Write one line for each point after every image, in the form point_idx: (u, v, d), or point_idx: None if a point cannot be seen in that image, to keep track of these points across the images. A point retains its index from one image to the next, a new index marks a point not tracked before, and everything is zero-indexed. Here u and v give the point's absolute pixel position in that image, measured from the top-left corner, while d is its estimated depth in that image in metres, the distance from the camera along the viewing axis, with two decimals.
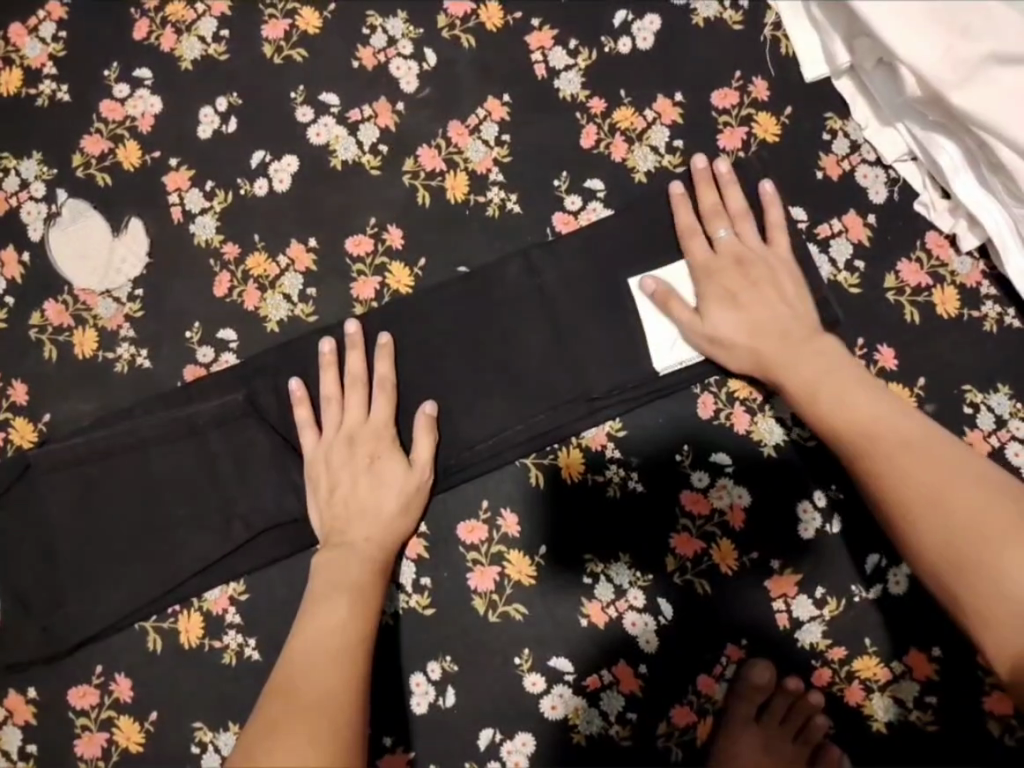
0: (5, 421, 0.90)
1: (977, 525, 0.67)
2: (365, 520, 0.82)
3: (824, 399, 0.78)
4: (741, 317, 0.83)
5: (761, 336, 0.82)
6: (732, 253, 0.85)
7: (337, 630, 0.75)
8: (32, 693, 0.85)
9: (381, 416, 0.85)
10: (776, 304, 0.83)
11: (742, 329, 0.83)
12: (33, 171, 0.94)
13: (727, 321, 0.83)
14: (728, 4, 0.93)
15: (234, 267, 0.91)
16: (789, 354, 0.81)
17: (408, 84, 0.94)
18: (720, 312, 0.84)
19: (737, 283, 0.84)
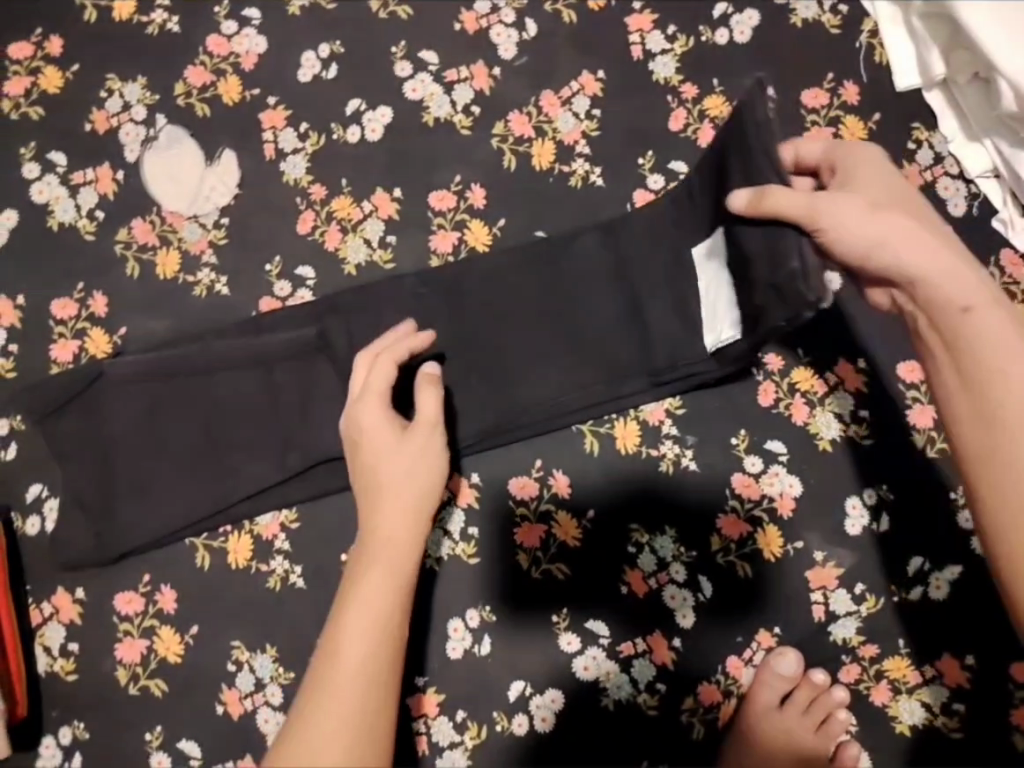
0: (82, 331, 0.92)
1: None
2: (372, 494, 0.74)
3: (992, 361, 0.65)
4: (890, 211, 0.69)
5: (945, 258, 0.68)
6: (879, 165, 0.76)
7: (347, 672, 0.66)
8: (80, 593, 0.88)
9: (383, 385, 0.78)
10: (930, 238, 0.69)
11: (920, 226, 0.69)
12: (135, 96, 0.97)
13: (894, 217, 0.69)
14: (827, 9, 0.95)
15: (319, 207, 0.94)
16: (963, 286, 0.67)
17: (506, 52, 0.96)
18: (875, 204, 0.71)
19: (881, 184, 0.74)
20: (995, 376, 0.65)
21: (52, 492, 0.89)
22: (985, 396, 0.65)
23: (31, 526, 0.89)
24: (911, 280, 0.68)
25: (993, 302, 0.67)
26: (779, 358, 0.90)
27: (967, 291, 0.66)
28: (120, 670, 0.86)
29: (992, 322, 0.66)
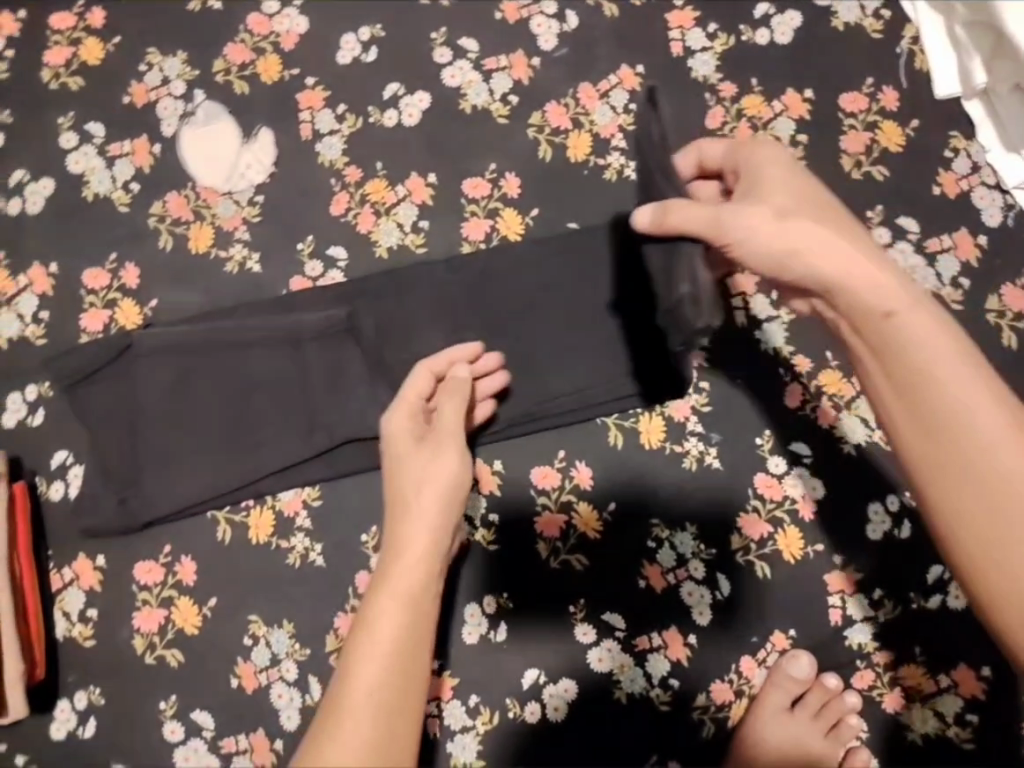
0: (113, 301, 0.93)
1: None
2: (401, 499, 0.75)
3: (924, 369, 0.58)
4: (799, 214, 0.62)
5: (857, 255, 0.60)
6: (786, 161, 0.68)
7: (365, 700, 0.63)
8: (100, 561, 0.88)
9: (420, 394, 0.82)
10: (839, 239, 0.61)
11: (831, 228, 0.61)
12: (175, 70, 0.97)
13: (806, 219, 0.61)
14: (870, 13, 0.95)
15: (353, 189, 0.94)
16: (883, 286, 0.59)
17: (546, 43, 0.96)
18: (784, 206, 0.63)
19: (790, 182, 0.65)
20: (930, 384, 0.58)
21: (77, 459, 0.90)
22: (924, 409, 0.58)
23: (55, 492, 0.89)
24: (830, 290, 0.61)
25: (914, 298, 0.59)
26: (807, 361, 0.90)
27: (888, 294, 0.59)
28: (138, 638, 0.87)
29: (918, 325, 0.58)
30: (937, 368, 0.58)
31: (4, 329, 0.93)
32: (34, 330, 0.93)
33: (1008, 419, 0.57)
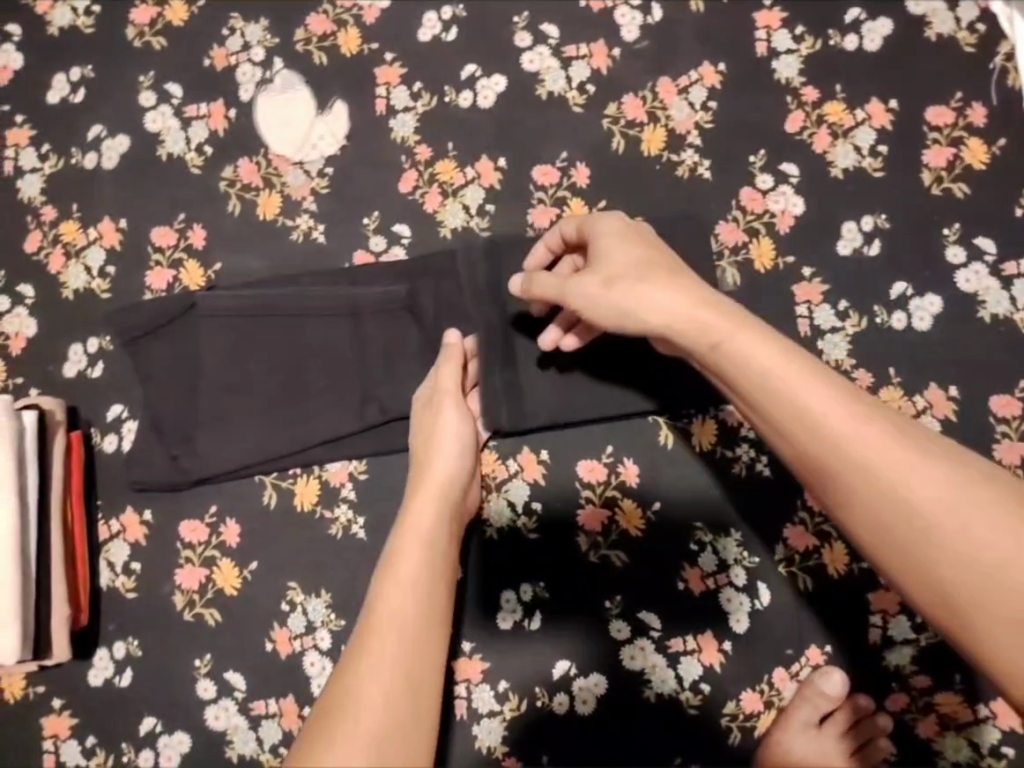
0: (178, 261, 0.94)
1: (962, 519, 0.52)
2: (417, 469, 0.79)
3: (774, 384, 0.58)
4: (627, 276, 0.68)
5: (678, 301, 0.64)
6: (622, 228, 0.74)
7: (389, 623, 0.65)
8: (147, 515, 0.89)
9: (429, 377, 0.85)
10: (657, 289, 0.66)
11: (662, 286, 0.66)
12: (256, 37, 0.97)
13: (631, 279, 0.68)
14: (964, 25, 0.92)
15: (423, 168, 0.94)
16: (709, 323, 0.62)
17: (629, 34, 0.95)
18: (616, 271, 0.70)
19: (627, 249, 0.71)
20: (784, 397, 0.58)
21: (132, 413, 0.91)
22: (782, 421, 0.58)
23: (108, 444, 0.91)
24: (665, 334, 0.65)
25: (748, 325, 0.61)
26: (868, 375, 0.88)
27: (728, 326, 0.61)
28: (178, 595, 0.88)
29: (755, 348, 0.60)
30: (783, 380, 0.58)
31: (71, 280, 0.94)
32: (101, 283, 0.94)
33: (864, 414, 0.56)
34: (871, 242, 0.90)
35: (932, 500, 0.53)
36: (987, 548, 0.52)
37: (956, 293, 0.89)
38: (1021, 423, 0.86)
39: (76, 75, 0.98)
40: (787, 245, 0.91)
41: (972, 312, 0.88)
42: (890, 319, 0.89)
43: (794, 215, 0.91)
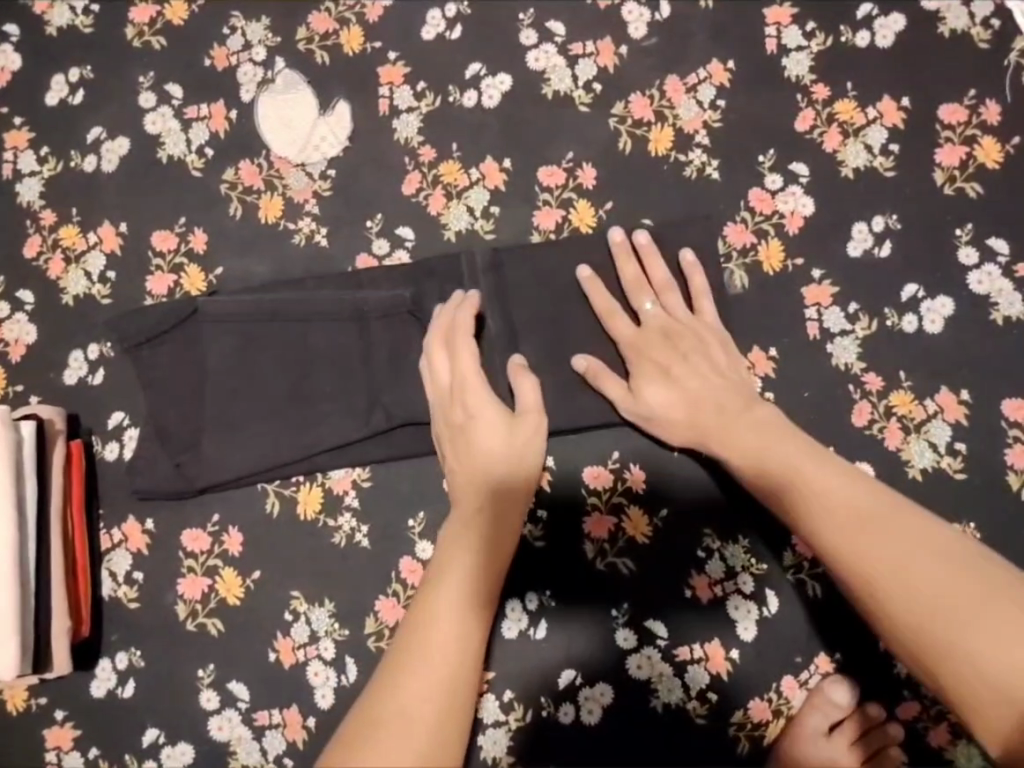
0: (179, 266, 0.93)
1: (958, 601, 0.65)
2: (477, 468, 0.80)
3: (789, 475, 0.74)
4: (684, 379, 0.82)
5: (707, 398, 0.81)
6: (683, 323, 0.85)
7: (440, 633, 0.72)
8: (150, 524, 0.89)
9: (469, 368, 0.82)
10: (702, 386, 0.82)
11: (675, 409, 0.82)
12: (257, 36, 0.96)
13: (688, 378, 0.82)
14: (978, 21, 0.90)
15: (427, 169, 0.93)
16: (727, 412, 0.80)
17: (636, 31, 0.93)
18: (676, 373, 0.83)
19: (690, 347, 0.83)
20: (790, 472, 0.75)
21: (134, 421, 0.90)
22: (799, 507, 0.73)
23: (109, 451, 0.90)
24: (694, 425, 0.82)
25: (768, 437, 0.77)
26: (879, 378, 0.87)
27: (747, 443, 0.78)
28: (181, 605, 0.87)
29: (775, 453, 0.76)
30: (803, 476, 0.74)
31: (71, 286, 0.93)
32: (101, 288, 0.93)
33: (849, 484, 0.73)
34: (882, 244, 0.89)
35: (930, 584, 0.66)
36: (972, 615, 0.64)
37: (968, 295, 0.87)
38: None
39: (75, 76, 0.97)
40: (797, 247, 0.89)
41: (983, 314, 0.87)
42: (901, 321, 0.88)
43: (803, 215, 0.89)
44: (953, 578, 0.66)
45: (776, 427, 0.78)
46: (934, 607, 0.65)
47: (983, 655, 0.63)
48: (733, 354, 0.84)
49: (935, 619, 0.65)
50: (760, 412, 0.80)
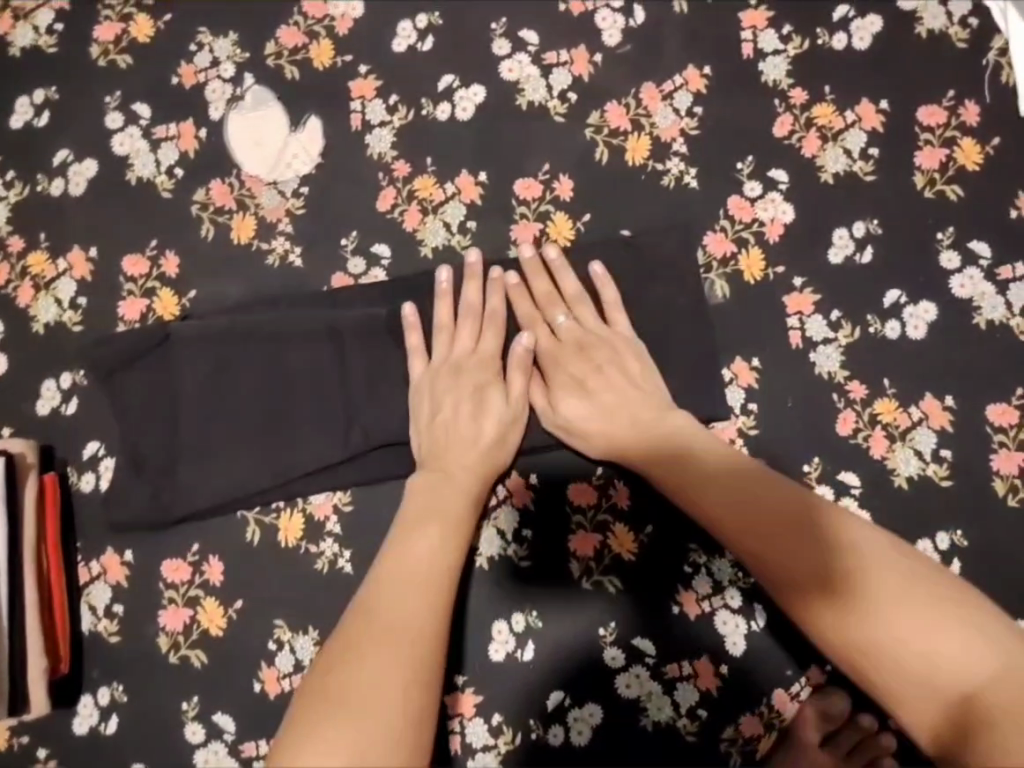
0: (151, 290, 0.91)
1: (883, 599, 0.65)
2: (461, 447, 0.81)
3: (719, 483, 0.75)
4: (601, 393, 0.82)
5: (626, 411, 0.81)
6: (597, 332, 0.84)
7: (404, 581, 0.73)
8: (128, 557, 0.88)
9: (489, 348, 0.84)
10: (621, 398, 0.82)
11: (593, 421, 0.82)
12: (225, 52, 0.94)
13: (603, 392, 0.82)
14: (956, 20, 0.89)
15: (401, 185, 0.91)
16: (644, 424, 0.80)
17: (610, 38, 0.92)
18: (593, 387, 0.82)
19: (604, 359, 0.83)
20: (721, 480, 0.75)
21: (109, 450, 0.88)
22: (742, 513, 0.73)
23: (86, 482, 0.89)
24: (609, 438, 0.81)
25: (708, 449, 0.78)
26: (863, 386, 0.86)
27: (674, 454, 0.78)
28: (163, 637, 0.86)
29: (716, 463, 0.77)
30: (736, 482, 0.75)
31: (42, 314, 0.92)
32: (72, 315, 0.91)
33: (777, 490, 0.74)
34: (863, 250, 0.88)
35: (874, 588, 0.65)
36: (896, 607, 0.64)
37: (951, 299, 0.86)
38: (1019, 432, 0.84)
39: (39, 97, 0.95)
40: (777, 255, 0.88)
41: (967, 318, 0.86)
42: (884, 328, 0.87)
43: (784, 223, 0.88)
44: (899, 578, 0.66)
45: (715, 441, 0.79)
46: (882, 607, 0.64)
47: (930, 650, 0.62)
48: (648, 363, 0.84)
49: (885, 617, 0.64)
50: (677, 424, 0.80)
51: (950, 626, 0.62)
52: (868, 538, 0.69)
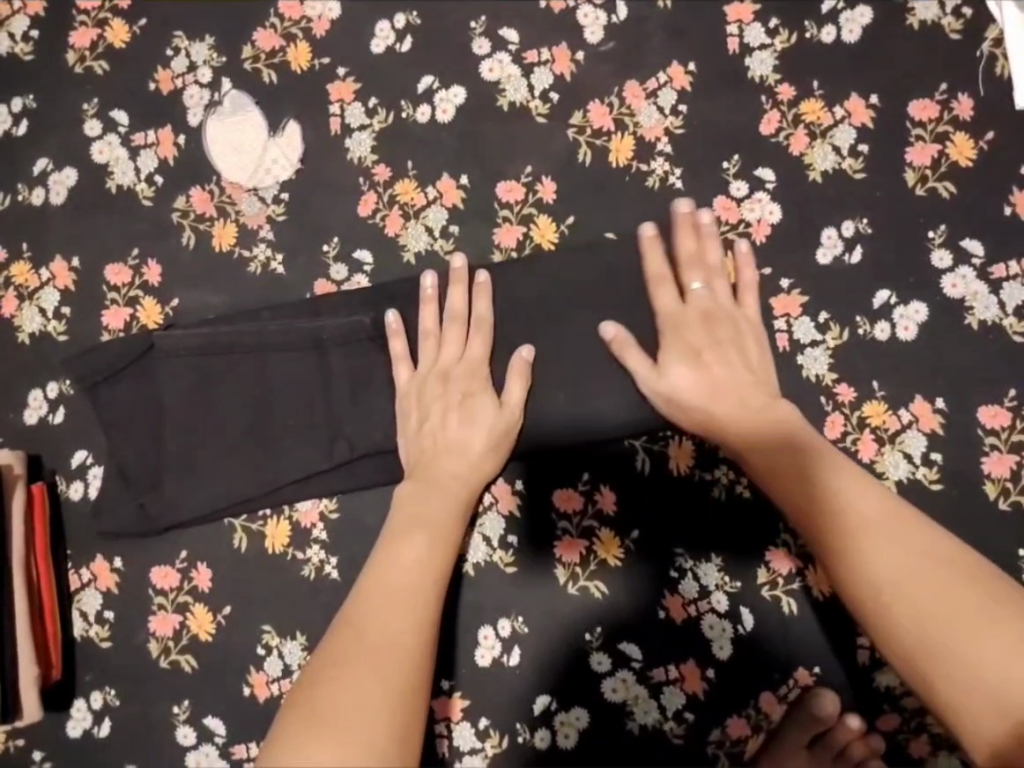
0: (134, 299, 0.91)
1: (959, 607, 0.63)
2: (452, 456, 0.81)
3: (808, 473, 0.74)
4: (714, 370, 0.81)
5: (736, 392, 0.80)
6: (730, 313, 0.83)
7: (389, 590, 0.73)
8: (118, 563, 0.88)
9: (475, 355, 0.84)
10: (734, 378, 0.80)
11: (697, 392, 0.80)
12: (202, 56, 0.93)
13: (719, 367, 0.81)
14: (948, 10, 0.87)
15: (382, 189, 0.90)
16: (751, 405, 0.79)
17: (592, 35, 0.90)
18: (710, 362, 0.81)
19: (728, 339, 0.82)
20: (808, 469, 0.75)
21: (96, 459, 0.89)
22: (827, 502, 0.73)
23: (74, 491, 0.89)
24: (711, 411, 0.79)
25: (778, 439, 0.77)
26: (851, 389, 0.85)
27: (767, 437, 0.77)
28: (153, 642, 0.87)
29: (779, 458, 0.76)
30: (822, 473, 0.74)
31: (26, 323, 0.92)
32: (56, 325, 0.91)
33: (868, 490, 0.73)
34: (852, 249, 0.86)
35: (950, 593, 0.64)
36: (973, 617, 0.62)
37: (942, 299, 0.85)
38: (1010, 434, 0.83)
39: (18, 106, 0.94)
40: (764, 257, 0.86)
41: (958, 318, 0.84)
42: (873, 329, 0.85)
43: (770, 223, 0.87)
44: (983, 599, 0.64)
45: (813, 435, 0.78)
46: (932, 617, 0.64)
47: (1003, 662, 0.60)
48: (767, 356, 0.83)
49: (939, 623, 0.63)
50: (776, 414, 0.78)
51: (1001, 640, 0.61)
52: (953, 553, 0.68)
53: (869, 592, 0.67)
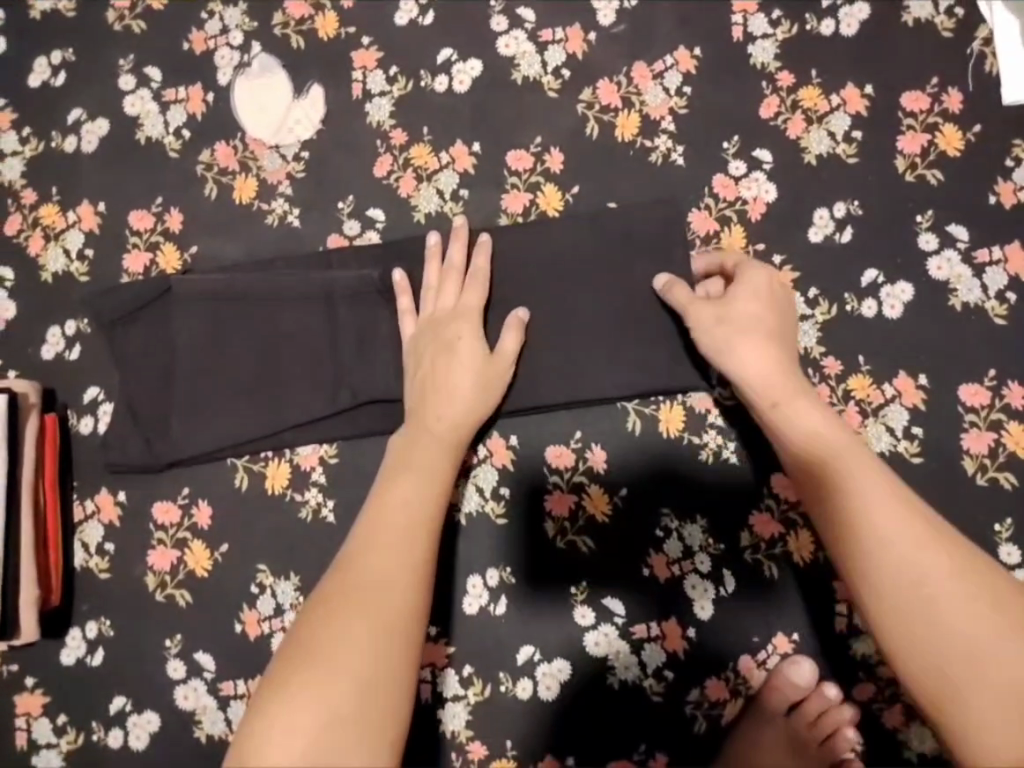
0: (155, 245, 0.95)
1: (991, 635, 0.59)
2: (447, 398, 0.83)
3: (833, 478, 0.71)
4: (771, 320, 0.82)
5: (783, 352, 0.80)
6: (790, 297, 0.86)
7: (390, 532, 0.73)
8: (122, 497, 0.91)
9: (470, 304, 0.86)
10: (786, 334, 0.82)
11: (763, 325, 0.81)
12: (234, 21, 0.98)
13: (776, 323, 0.82)
14: (942, 10, 0.92)
15: (397, 152, 0.94)
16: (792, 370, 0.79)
17: (604, 18, 0.95)
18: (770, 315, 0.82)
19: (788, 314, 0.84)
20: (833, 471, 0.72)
21: (108, 396, 0.92)
22: (852, 504, 0.69)
23: (84, 425, 0.93)
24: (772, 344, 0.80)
25: (807, 443, 0.75)
26: (838, 363, 0.88)
27: (799, 432, 0.75)
28: (150, 575, 0.90)
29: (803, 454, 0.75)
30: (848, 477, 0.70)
31: (50, 263, 0.96)
32: (79, 266, 0.95)
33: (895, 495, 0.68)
34: (843, 229, 0.90)
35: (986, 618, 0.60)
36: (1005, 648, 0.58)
37: (927, 281, 0.88)
38: (990, 412, 0.86)
39: (57, 59, 0.99)
40: (759, 232, 0.90)
41: (943, 299, 0.88)
42: (861, 306, 0.89)
43: (766, 202, 0.91)
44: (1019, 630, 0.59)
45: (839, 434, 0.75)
46: (966, 647, 0.59)
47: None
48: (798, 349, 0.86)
49: (969, 647, 0.58)
50: (793, 376, 0.79)
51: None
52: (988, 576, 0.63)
53: (891, 602, 0.63)
